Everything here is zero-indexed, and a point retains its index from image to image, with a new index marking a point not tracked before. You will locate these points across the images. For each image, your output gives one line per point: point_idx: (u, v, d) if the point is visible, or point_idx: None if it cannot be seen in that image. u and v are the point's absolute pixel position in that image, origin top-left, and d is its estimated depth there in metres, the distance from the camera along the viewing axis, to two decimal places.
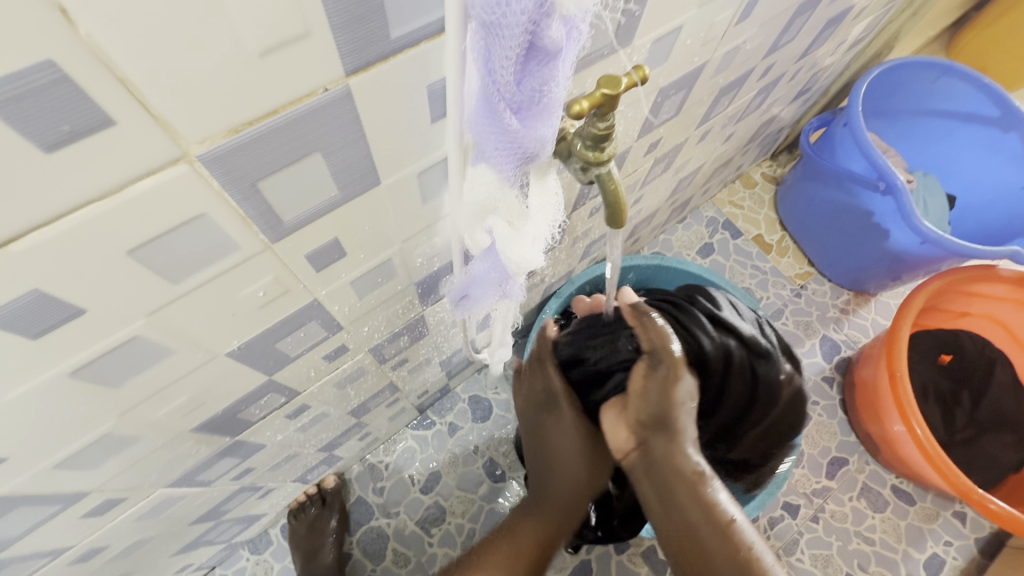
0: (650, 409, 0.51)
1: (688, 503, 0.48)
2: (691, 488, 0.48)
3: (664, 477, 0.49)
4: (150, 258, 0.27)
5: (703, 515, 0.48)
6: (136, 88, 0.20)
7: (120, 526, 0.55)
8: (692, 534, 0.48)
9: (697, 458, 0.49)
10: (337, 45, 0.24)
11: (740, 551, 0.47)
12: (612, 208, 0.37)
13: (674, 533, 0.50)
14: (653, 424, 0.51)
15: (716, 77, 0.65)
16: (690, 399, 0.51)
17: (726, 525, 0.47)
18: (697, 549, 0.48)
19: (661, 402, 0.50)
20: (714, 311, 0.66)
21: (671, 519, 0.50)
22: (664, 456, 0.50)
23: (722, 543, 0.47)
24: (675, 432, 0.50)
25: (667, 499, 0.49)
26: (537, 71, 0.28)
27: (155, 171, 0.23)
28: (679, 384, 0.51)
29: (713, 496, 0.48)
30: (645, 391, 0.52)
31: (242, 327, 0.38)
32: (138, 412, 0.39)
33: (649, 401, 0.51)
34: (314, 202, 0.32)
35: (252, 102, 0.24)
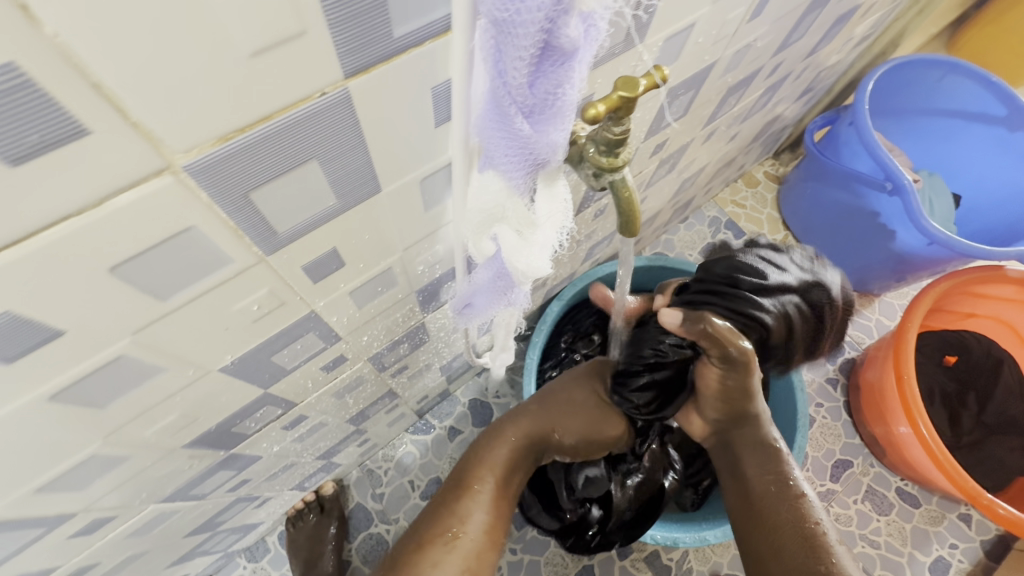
0: (725, 404, 0.55)
1: (756, 470, 0.53)
2: (764, 459, 0.53)
3: (738, 455, 0.55)
4: (133, 276, 0.25)
5: (775, 487, 0.50)
6: (112, 94, 0.18)
7: (110, 543, 0.53)
8: (759, 496, 0.51)
9: (773, 433, 0.54)
10: (334, 46, 0.22)
11: (806, 522, 0.46)
12: (626, 215, 0.36)
13: (740, 498, 0.52)
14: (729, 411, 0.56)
15: (725, 76, 0.63)
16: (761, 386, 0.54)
17: (796, 496, 0.49)
18: (761, 508, 0.50)
19: (738, 394, 0.54)
20: (765, 280, 0.57)
21: (744, 489, 0.53)
22: (743, 437, 0.55)
23: (785, 504, 0.49)
24: (751, 418, 0.55)
25: (739, 473, 0.54)
26: (552, 72, 0.26)
27: (137, 184, 0.21)
28: (747, 374, 0.52)
29: (786, 470, 0.51)
30: (722, 388, 0.53)
31: (235, 342, 0.36)
32: (127, 431, 0.37)
33: (725, 394, 0.54)
34: (310, 212, 0.30)
35: (242, 108, 0.22)
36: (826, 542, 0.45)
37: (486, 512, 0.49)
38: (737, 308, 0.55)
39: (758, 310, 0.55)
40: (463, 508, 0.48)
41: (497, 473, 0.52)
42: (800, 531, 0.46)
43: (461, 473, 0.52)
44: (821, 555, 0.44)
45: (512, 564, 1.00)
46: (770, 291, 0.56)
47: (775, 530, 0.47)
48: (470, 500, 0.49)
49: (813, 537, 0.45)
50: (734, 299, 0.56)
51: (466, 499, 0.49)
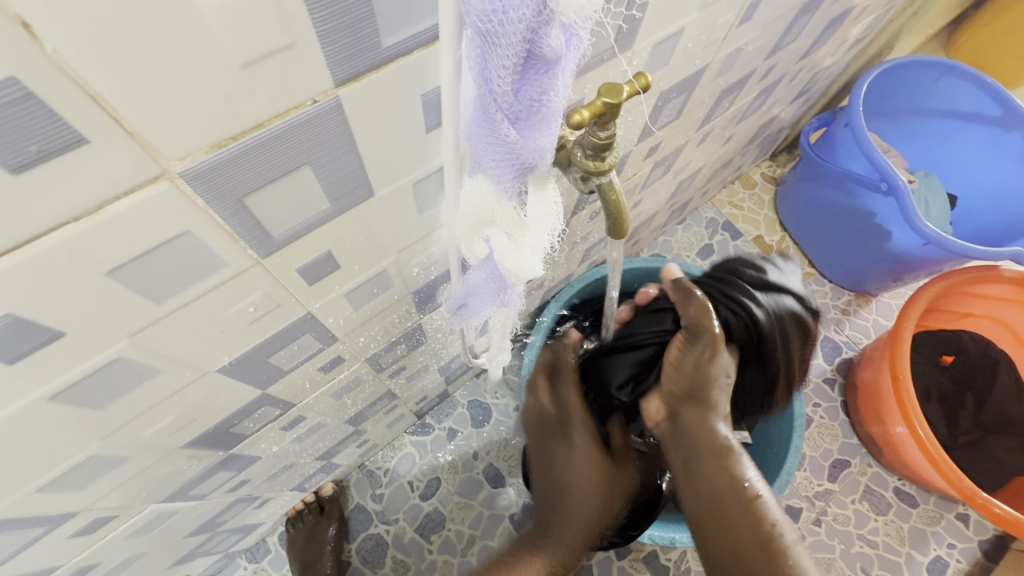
0: (680, 379, 0.55)
1: (712, 471, 0.52)
2: (717, 461, 0.52)
3: (693, 452, 0.54)
4: (129, 280, 0.26)
5: (729, 487, 0.51)
6: (109, 104, 0.19)
7: (111, 543, 0.54)
8: (717, 501, 0.51)
9: (725, 432, 0.53)
10: (324, 55, 0.23)
11: (764, 526, 0.49)
12: (613, 218, 0.36)
13: (697, 498, 0.53)
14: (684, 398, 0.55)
15: (718, 79, 0.64)
16: (722, 371, 0.53)
17: (752, 500, 0.50)
18: (719, 513, 0.51)
19: (696, 375, 0.53)
20: (765, 277, 0.63)
21: (698, 487, 0.53)
22: (697, 431, 0.54)
23: (745, 512, 0.50)
24: (703, 405, 0.53)
25: (694, 468, 0.54)
26: (536, 80, 0.27)
27: (134, 190, 0.22)
28: (708, 354, 0.52)
29: (739, 471, 0.51)
30: (680, 363, 0.55)
31: (232, 343, 0.37)
32: (126, 432, 0.38)
33: (685, 374, 0.54)
34: (303, 217, 0.31)
35: (236, 115, 0.23)
36: (783, 547, 0.48)
37: None
38: (728, 297, 0.60)
39: (751, 301, 0.59)
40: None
41: None
42: (761, 539, 0.48)
43: None
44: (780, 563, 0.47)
45: None
46: (766, 287, 0.61)
47: (735, 537, 0.49)
48: None
49: (772, 545, 0.48)
50: (730, 288, 0.61)
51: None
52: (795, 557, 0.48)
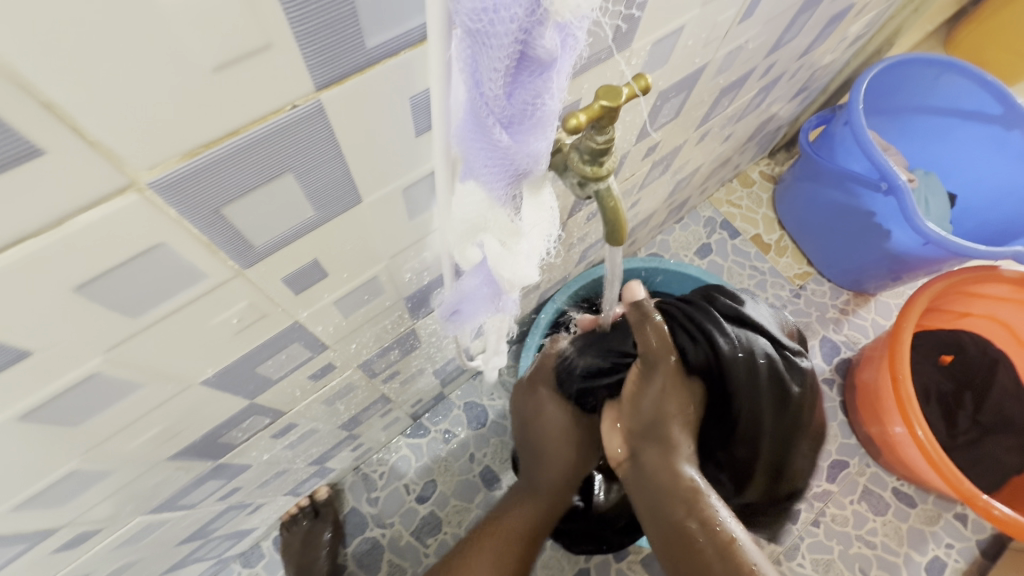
0: (636, 417, 0.53)
1: (680, 514, 0.47)
2: (684, 503, 0.47)
3: (658, 492, 0.49)
4: (101, 295, 0.25)
5: (701, 530, 0.46)
6: (66, 111, 0.18)
7: (97, 555, 0.52)
8: (689, 545, 0.46)
9: (690, 470, 0.49)
10: (305, 57, 0.22)
11: (744, 571, 0.43)
12: (612, 224, 0.35)
13: (667, 545, 0.48)
14: (643, 436, 0.52)
15: (718, 78, 0.62)
16: (679, 405, 0.51)
17: (727, 545, 0.44)
18: (692, 560, 0.45)
19: (650, 414, 0.52)
20: (741, 313, 0.56)
21: (667, 532, 0.48)
22: (658, 469, 0.50)
23: (720, 558, 0.44)
24: (665, 443, 0.50)
25: (659, 513, 0.49)
26: (529, 83, 0.25)
27: (101, 203, 0.21)
28: (662, 389, 0.51)
29: (710, 511, 0.46)
30: (635, 399, 0.53)
31: (216, 355, 0.36)
32: (107, 447, 0.37)
33: (639, 410, 0.52)
34: (287, 225, 0.30)
35: (211, 119, 0.21)
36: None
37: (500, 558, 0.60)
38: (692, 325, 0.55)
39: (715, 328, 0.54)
40: (476, 556, 0.59)
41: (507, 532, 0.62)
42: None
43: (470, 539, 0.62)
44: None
45: None
46: (740, 321, 0.55)
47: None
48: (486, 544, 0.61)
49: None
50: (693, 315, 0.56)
51: (480, 549, 0.60)
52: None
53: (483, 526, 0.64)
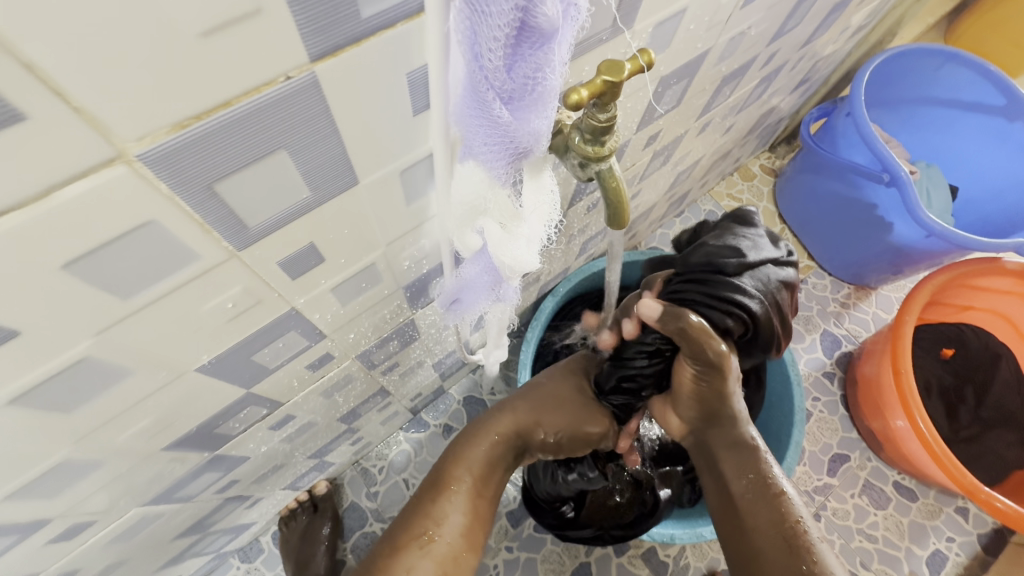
0: (698, 403, 0.53)
1: (734, 469, 0.50)
2: (740, 458, 0.50)
3: (716, 453, 0.52)
4: (90, 273, 0.24)
5: (754, 484, 0.48)
6: (46, 75, 0.17)
7: (92, 548, 0.52)
8: (740, 495, 0.48)
9: (750, 433, 0.52)
10: (296, 26, 0.21)
11: (788, 522, 0.45)
12: (613, 207, 0.34)
13: (719, 497, 0.50)
14: (703, 415, 0.53)
15: (719, 65, 0.62)
16: (737, 386, 0.52)
17: (775, 496, 0.47)
18: (743, 509, 0.48)
19: (713, 401, 0.52)
20: (745, 258, 0.52)
21: (722, 487, 0.51)
22: (718, 436, 0.53)
23: (764, 505, 0.47)
24: (725, 419, 0.52)
25: (716, 471, 0.52)
26: (530, 55, 0.24)
27: (88, 173, 0.20)
28: (724, 380, 0.50)
29: (764, 468, 0.49)
30: (696, 391, 0.52)
31: (210, 341, 0.35)
32: (100, 436, 0.36)
33: (701, 399, 0.52)
34: (282, 206, 0.29)
35: (198, 91, 0.20)
36: (808, 543, 0.44)
37: (462, 514, 0.49)
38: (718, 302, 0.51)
39: (738, 291, 0.51)
40: (439, 510, 0.48)
41: (474, 475, 0.52)
42: (782, 535, 0.45)
43: (437, 472, 0.52)
44: (803, 558, 0.43)
45: (509, 562, 0.99)
46: (751, 271, 0.52)
47: (754, 533, 0.46)
48: (446, 498, 0.49)
49: (795, 540, 0.44)
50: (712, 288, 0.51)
51: (443, 499, 0.49)
52: (819, 554, 0.43)
53: (443, 469, 0.52)
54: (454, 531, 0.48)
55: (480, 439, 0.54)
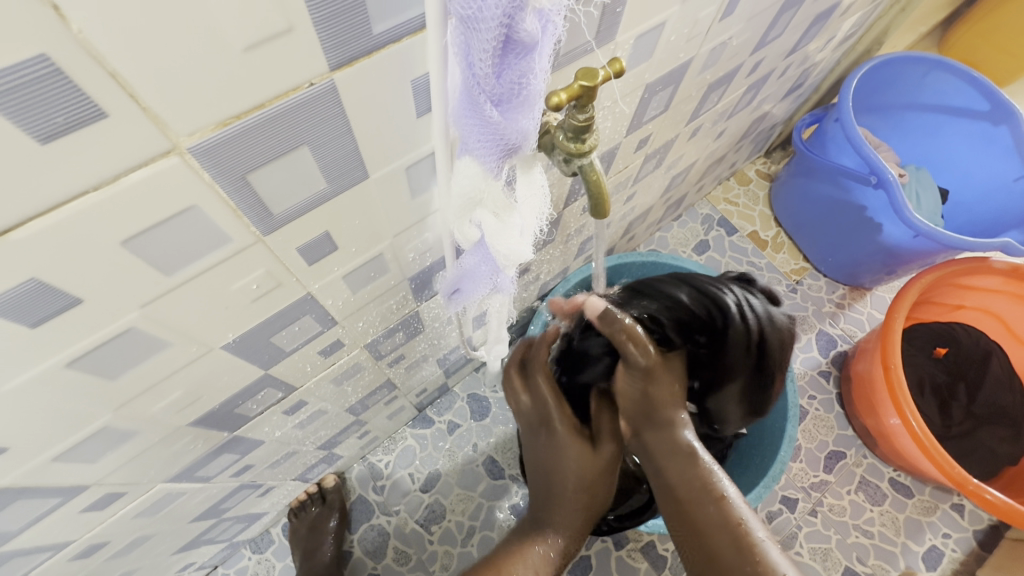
0: (634, 401, 0.52)
1: (676, 475, 0.49)
2: (685, 462, 0.49)
3: (656, 459, 0.50)
4: (143, 250, 0.28)
5: (697, 487, 0.47)
6: (126, 81, 0.21)
7: (119, 521, 0.56)
8: (683, 501, 0.48)
9: (686, 433, 0.50)
10: (320, 41, 0.26)
11: (734, 524, 0.45)
12: (596, 199, 0.38)
13: (667, 502, 0.49)
14: (640, 413, 0.52)
15: (704, 73, 0.66)
16: (673, 395, 0.51)
17: (721, 499, 0.46)
18: (688, 515, 0.47)
19: (645, 402, 0.51)
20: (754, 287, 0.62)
21: (667, 492, 0.49)
22: (654, 440, 0.51)
23: (712, 513, 0.46)
24: (662, 420, 0.51)
25: (656, 477, 0.51)
26: (516, 64, 0.29)
27: (148, 163, 0.24)
28: (667, 408, 0.51)
29: (708, 473, 0.48)
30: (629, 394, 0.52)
31: (236, 320, 0.39)
32: (135, 406, 0.40)
33: (635, 398, 0.52)
34: (303, 196, 0.33)
35: (242, 94, 0.25)
36: (755, 546, 0.44)
37: None
38: (722, 307, 0.57)
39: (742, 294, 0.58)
40: None
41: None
42: (731, 540, 0.44)
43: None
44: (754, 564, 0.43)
45: None
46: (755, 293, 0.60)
47: (706, 542, 0.45)
48: None
49: (745, 546, 0.44)
50: (719, 295, 0.58)
51: None
52: (764, 552, 0.44)
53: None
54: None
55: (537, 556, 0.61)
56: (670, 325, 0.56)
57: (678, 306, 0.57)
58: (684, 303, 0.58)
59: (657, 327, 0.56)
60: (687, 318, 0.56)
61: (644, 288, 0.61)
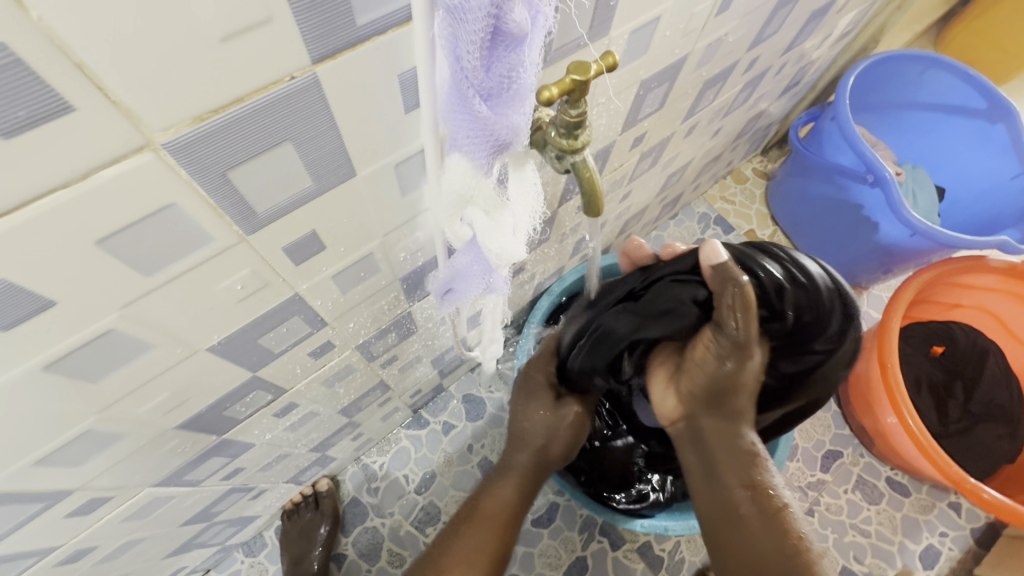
0: (707, 381, 0.53)
1: (735, 480, 0.51)
2: (746, 466, 0.51)
3: (712, 453, 0.53)
4: (119, 250, 0.27)
5: (752, 493, 0.50)
6: (93, 72, 0.20)
7: (106, 527, 0.55)
8: (734, 509, 0.50)
9: (751, 439, 0.53)
10: (301, 35, 0.25)
11: (785, 534, 0.47)
12: (589, 196, 0.37)
13: (714, 503, 0.52)
14: (707, 398, 0.54)
15: (700, 70, 0.65)
16: (751, 377, 0.52)
17: (777, 509, 0.49)
18: (737, 519, 0.50)
19: (722, 380, 0.52)
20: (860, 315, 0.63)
21: (717, 496, 0.52)
22: (717, 431, 0.53)
23: (767, 520, 0.48)
24: (731, 409, 0.53)
25: (714, 479, 0.53)
26: (505, 56, 0.28)
27: (119, 159, 0.24)
28: (739, 396, 0.52)
29: (765, 479, 0.51)
30: (703, 361, 0.53)
31: (221, 321, 0.38)
32: (119, 409, 0.39)
33: (713, 374, 0.52)
34: (288, 193, 0.32)
35: (219, 88, 0.24)
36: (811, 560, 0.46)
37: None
38: (843, 311, 0.58)
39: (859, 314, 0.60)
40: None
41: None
42: (785, 551, 0.46)
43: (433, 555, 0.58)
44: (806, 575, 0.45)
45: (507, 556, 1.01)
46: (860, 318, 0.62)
47: (753, 546, 0.48)
48: None
49: (800, 560, 0.46)
50: (848, 297, 0.58)
51: None
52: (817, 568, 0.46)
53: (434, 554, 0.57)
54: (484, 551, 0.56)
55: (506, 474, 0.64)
56: (789, 303, 0.56)
57: (804, 286, 0.57)
58: (811, 283, 0.57)
59: (776, 299, 0.56)
60: (805, 302, 0.57)
61: (772, 246, 0.59)
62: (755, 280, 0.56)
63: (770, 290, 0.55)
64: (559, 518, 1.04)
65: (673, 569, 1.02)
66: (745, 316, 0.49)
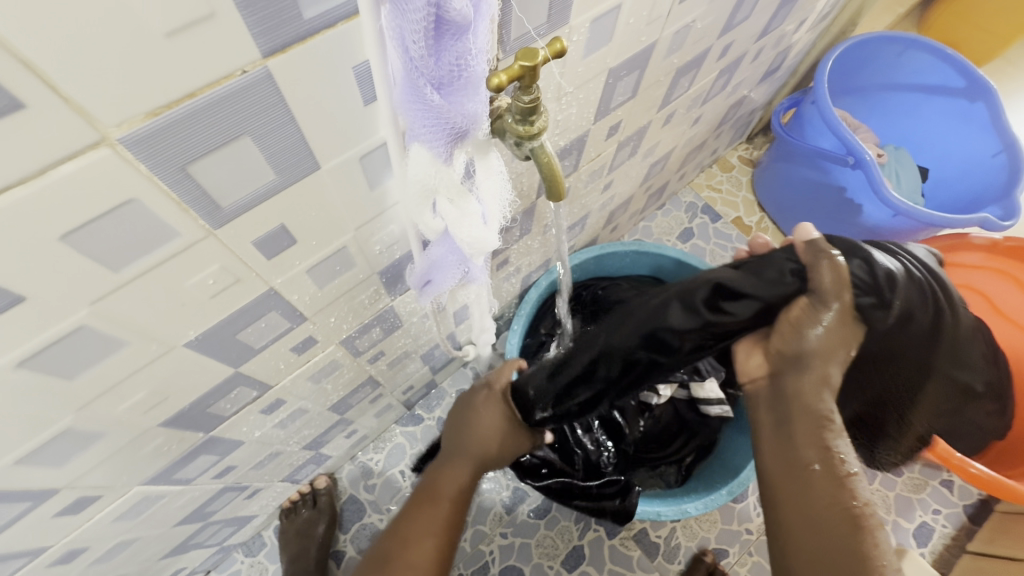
0: (794, 342, 0.51)
1: (808, 441, 0.48)
2: (818, 424, 0.48)
3: (789, 410, 0.51)
4: (83, 246, 0.28)
5: (822, 455, 0.47)
6: (40, 70, 0.21)
7: (97, 526, 0.56)
8: (801, 467, 0.47)
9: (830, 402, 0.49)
10: (246, 27, 0.25)
11: (852, 503, 0.44)
12: (550, 181, 0.38)
13: (779, 459, 0.49)
14: (790, 361, 0.51)
15: (670, 57, 0.66)
16: (838, 348, 0.50)
17: (845, 476, 0.46)
18: (800, 480, 0.47)
19: (815, 345, 0.50)
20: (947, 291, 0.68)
21: (785, 452, 0.49)
22: (802, 392, 0.50)
23: (835, 484, 0.45)
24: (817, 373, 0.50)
25: (784, 437, 0.50)
26: (452, 46, 0.29)
27: (76, 155, 0.24)
28: (825, 364, 0.50)
29: (835, 443, 0.48)
30: (796, 326, 0.50)
31: (195, 317, 0.39)
32: (98, 407, 0.40)
33: (799, 340, 0.50)
34: (251, 187, 0.33)
35: (166, 82, 0.25)
36: (873, 528, 0.43)
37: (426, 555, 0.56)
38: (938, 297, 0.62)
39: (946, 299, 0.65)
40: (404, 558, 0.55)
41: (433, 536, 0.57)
42: (846, 514, 0.44)
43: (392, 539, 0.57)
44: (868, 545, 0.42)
45: (504, 547, 1.02)
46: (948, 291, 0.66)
47: (816, 505, 0.45)
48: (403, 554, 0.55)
49: (863, 525, 0.43)
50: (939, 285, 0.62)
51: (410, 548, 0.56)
52: (883, 543, 0.42)
53: (391, 546, 0.57)
54: (442, 527, 0.59)
55: (460, 458, 0.65)
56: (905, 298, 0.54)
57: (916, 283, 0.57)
58: (918, 278, 0.57)
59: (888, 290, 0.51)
60: (919, 299, 0.57)
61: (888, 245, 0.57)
62: (866, 265, 0.50)
63: (883, 279, 0.50)
64: (556, 509, 1.05)
65: (669, 556, 1.03)
66: (842, 289, 0.49)
